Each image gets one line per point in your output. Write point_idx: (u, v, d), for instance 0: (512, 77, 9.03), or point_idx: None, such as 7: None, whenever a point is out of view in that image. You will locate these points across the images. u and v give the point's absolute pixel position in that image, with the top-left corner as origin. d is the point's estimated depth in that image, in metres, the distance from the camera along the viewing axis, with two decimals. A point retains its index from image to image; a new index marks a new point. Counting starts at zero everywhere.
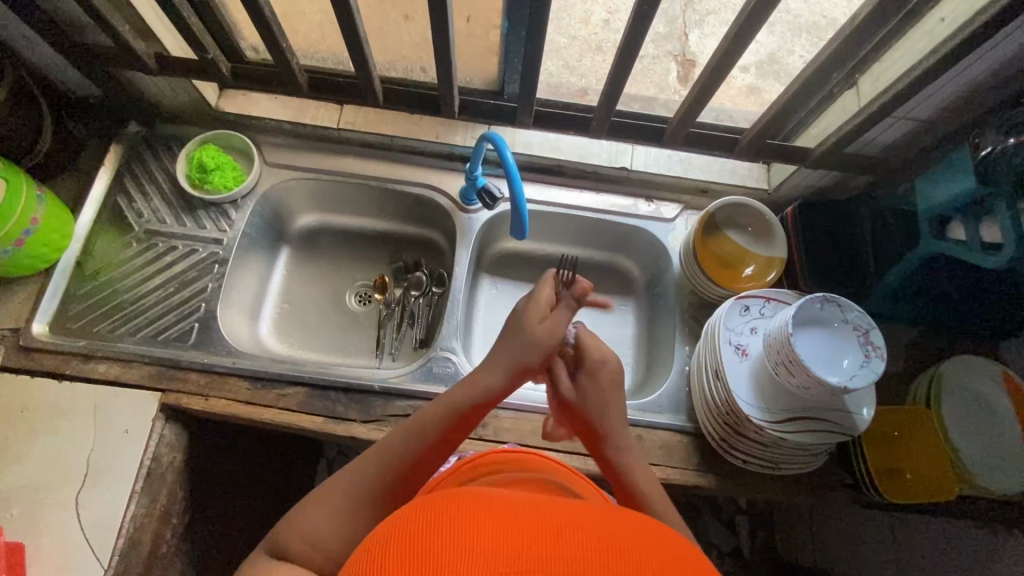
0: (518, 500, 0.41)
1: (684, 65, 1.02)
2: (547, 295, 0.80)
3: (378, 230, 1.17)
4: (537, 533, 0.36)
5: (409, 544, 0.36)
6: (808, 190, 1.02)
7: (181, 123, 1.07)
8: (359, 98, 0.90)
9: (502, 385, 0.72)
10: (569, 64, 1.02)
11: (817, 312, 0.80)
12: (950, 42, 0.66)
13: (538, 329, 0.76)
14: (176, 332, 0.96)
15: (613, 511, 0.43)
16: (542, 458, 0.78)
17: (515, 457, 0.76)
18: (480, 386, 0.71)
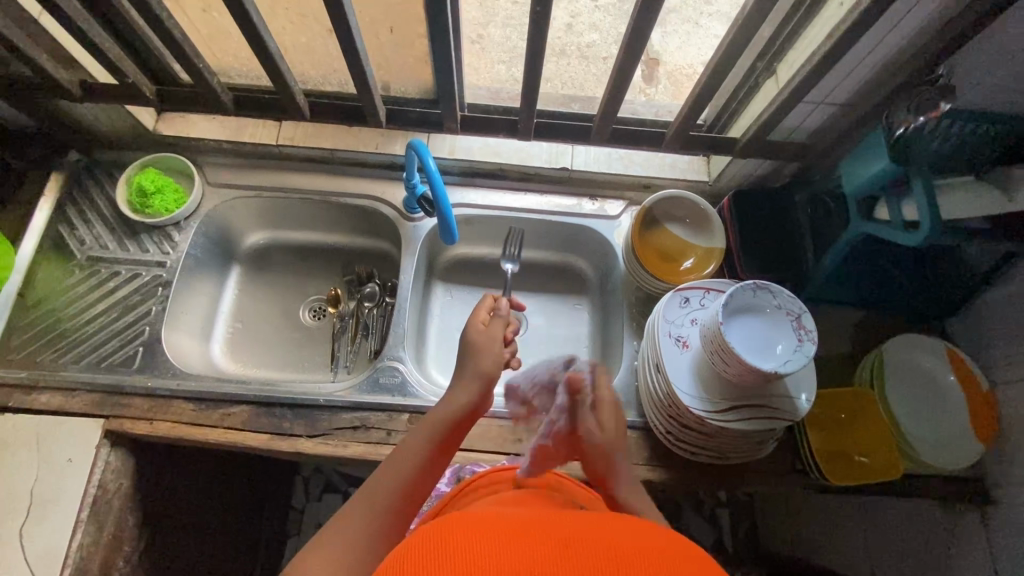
0: (541, 521, 0.47)
1: (648, 64, 1.03)
2: (485, 311, 0.83)
3: (330, 244, 1.18)
4: (562, 541, 0.42)
5: (456, 548, 0.41)
6: (746, 180, 1.03)
7: (121, 149, 1.08)
8: (286, 113, 0.90)
9: (474, 400, 0.74)
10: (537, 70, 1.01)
11: (767, 296, 0.80)
12: (844, 26, 0.68)
13: (476, 335, 0.79)
14: (121, 357, 0.95)
15: (609, 519, 0.48)
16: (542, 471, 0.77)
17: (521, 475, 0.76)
18: (456, 405, 0.73)
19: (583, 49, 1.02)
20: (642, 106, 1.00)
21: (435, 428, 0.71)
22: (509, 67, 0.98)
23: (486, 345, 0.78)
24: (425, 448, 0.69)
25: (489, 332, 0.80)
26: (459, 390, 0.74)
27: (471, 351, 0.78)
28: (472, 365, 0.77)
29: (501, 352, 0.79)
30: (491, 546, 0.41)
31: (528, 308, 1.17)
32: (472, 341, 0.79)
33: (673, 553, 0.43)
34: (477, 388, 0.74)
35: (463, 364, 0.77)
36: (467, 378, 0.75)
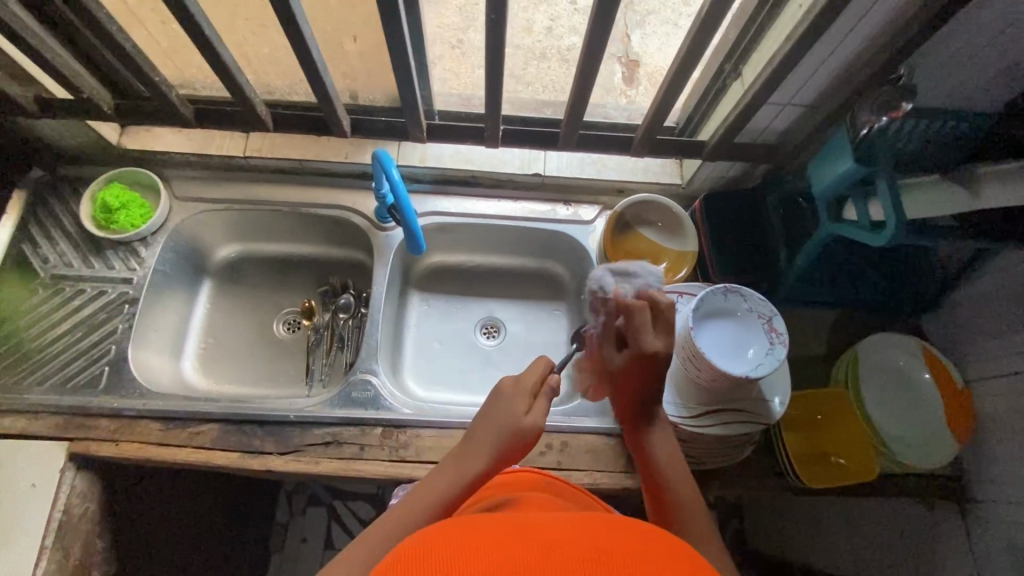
0: (525, 525, 0.46)
1: (628, 66, 1.02)
2: (529, 382, 0.75)
3: (304, 255, 1.16)
4: (545, 543, 0.42)
5: (440, 554, 0.40)
6: (719, 182, 1.03)
7: (86, 165, 1.06)
8: (247, 124, 0.88)
9: (486, 471, 0.69)
10: (514, 74, 1.02)
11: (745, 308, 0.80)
12: (801, 27, 0.68)
13: (517, 412, 0.71)
14: (86, 377, 0.93)
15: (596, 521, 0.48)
16: (540, 475, 0.75)
17: (521, 479, 0.74)
18: (466, 472, 0.68)
19: (564, 52, 1.00)
20: (614, 110, 1.00)
21: (445, 494, 0.65)
22: (479, 73, 0.97)
23: (522, 425, 0.71)
24: (431, 511, 0.63)
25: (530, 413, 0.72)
26: (474, 452, 0.69)
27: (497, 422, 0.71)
28: (496, 437, 0.70)
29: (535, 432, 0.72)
30: (475, 553, 0.40)
31: (506, 315, 1.16)
32: (508, 410, 0.72)
33: (657, 551, 0.42)
34: (490, 459, 0.69)
35: (486, 434, 0.70)
36: (481, 448, 0.69)
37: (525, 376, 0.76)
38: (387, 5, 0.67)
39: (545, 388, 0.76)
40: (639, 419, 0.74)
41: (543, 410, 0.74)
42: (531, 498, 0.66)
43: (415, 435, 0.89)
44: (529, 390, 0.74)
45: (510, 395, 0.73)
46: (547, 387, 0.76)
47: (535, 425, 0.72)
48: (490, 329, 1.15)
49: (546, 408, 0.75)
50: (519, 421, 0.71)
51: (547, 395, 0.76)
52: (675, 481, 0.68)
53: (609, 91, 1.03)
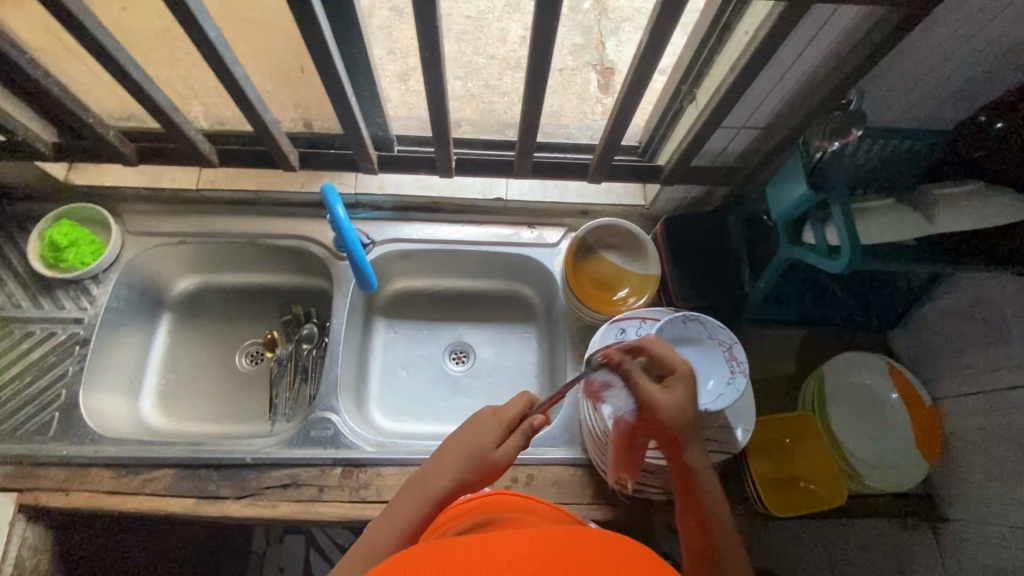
0: (485, 549, 0.45)
1: (603, 73, 0.99)
2: (510, 412, 0.67)
3: (267, 285, 1.13)
4: None
5: None
6: (682, 202, 1.02)
7: (33, 201, 1.02)
8: (192, 160, 0.86)
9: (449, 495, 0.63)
10: (490, 84, 0.99)
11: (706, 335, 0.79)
12: (746, 56, 0.66)
13: (489, 442, 0.64)
14: (35, 424, 0.90)
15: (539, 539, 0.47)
16: (509, 495, 0.73)
17: (499, 499, 0.72)
18: (429, 492, 0.62)
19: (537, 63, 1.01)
20: (577, 130, 0.99)
21: (404, 520, 0.60)
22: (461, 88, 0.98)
23: (488, 457, 0.64)
24: (392, 538, 0.59)
25: (502, 445, 0.65)
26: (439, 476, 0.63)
27: (466, 448, 0.64)
28: (462, 464, 0.63)
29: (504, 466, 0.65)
30: None
31: (475, 339, 1.14)
32: (480, 438, 0.64)
33: None
34: (454, 483, 0.63)
35: (454, 457, 0.64)
36: (447, 467, 0.63)
37: (509, 405, 0.68)
38: (315, 45, 0.66)
39: (527, 423, 0.67)
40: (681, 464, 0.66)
41: (518, 446, 0.66)
42: (510, 519, 0.64)
43: (376, 474, 0.87)
44: (510, 421, 0.67)
45: (487, 422, 0.66)
46: (530, 423, 0.67)
47: (505, 459, 0.64)
48: (459, 354, 1.13)
49: (522, 444, 0.66)
50: (488, 450, 0.64)
51: (526, 433, 0.67)
52: (714, 537, 0.64)
53: (586, 101, 1.00)
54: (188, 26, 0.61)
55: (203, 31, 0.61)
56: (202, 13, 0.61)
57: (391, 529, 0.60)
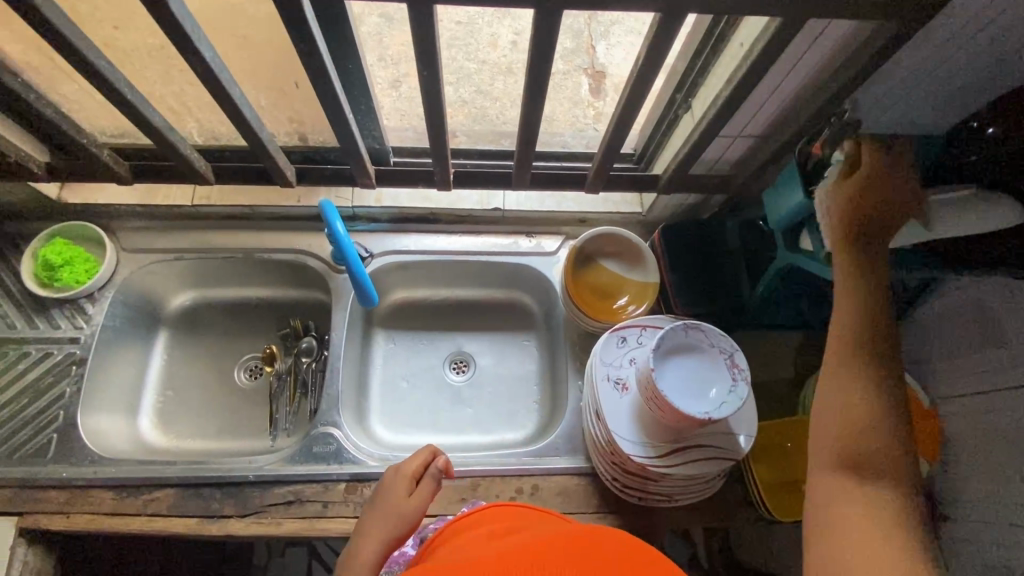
0: None
1: (595, 77, 0.96)
2: (411, 466, 0.78)
3: (264, 299, 1.12)
4: None
5: None
6: (679, 209, 1.02)
7: (24, 220, 1.01)
8: (188, 178, 0.85)
9: (381, 556, 0.70)
10: (482, 90, 0.96)
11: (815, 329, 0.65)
12: (742, 68, 0.67)
13: (401, 497, 0.76)
14: (33, 446, 0.89)
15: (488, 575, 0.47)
16: (518, 506, 0.69)
17: (499, 511, 0.68)
18: (363, 561, 0.69)
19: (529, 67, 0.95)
20: (571, 138, 1.01)
21: None
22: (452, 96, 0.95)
23: (404, 509, 0.74)
24: None
25: (413, 498, 0.75)
26: (369, 545, 0.71)
27: (383, 514, 0.75)
28: (384, 526, 0.73)
29: (419, 516, 0.75)
30: None
31: (475, 349, 1.14)
32: (393, 499, 0.76)
33: None
34: (381, 545, 0.71)
35: (375, 527, 0.74)
36: (372, 536, 0.72)
37: (409, 461, 0.79)
38: (312, 65, 0.66)
39: (430, 470, 0.78)
40: (862, 259, 0.64)
41: (428, 491, 0.76)
42: (497, 532, 0.62)
43: None
44: (413, 474, 0.78)
45: (390, 483, 0.77)
46: (433, 468, 0.78)
47: (419, 507, 0.74)
48: (459, 364, 1.13)
49: (432, 490, 0.77)
50: (402, 508, 0.75)
51: (433, 477, 0.78)
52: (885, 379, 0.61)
53: (577, 105, 0.99)
54: (184, 48, 0.61)
55: (198, 53, 0.61)
56: (197, 35, 0.61)
57: None
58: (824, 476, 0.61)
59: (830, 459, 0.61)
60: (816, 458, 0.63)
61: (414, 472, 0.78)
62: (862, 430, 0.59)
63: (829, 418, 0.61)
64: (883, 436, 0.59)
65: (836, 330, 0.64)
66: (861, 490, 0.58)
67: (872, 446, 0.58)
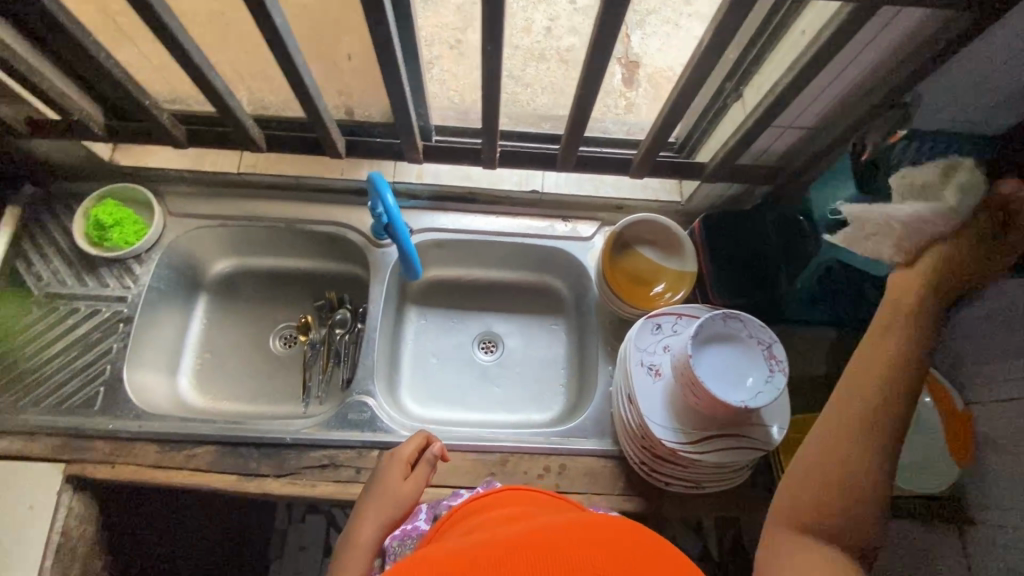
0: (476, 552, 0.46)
1: (628, 67, 0.91)
2: (408, 452, 0.81)
3: (301, 269, 1.15)
4: None
5: None
6: (719, 199, 1.02)
7: (77, 181, 1.04)
8: (241, 144, 0.87)
9: (380, 536, 0.74)
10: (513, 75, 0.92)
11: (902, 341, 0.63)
12: (805, 56, 0.67)
13: (398, 480, 0.78)
14: (81, 398, 0.93)
15: (519, 548, 0.45)
16: (537, 492, 0.71)
17: (512, 495, 0.70)
18: (363, 544, 0.72)
19: (563, 54, 0.88)
20: (612, 124, 0.97)
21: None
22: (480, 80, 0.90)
23: (405, 492, 0.77)
24: None
25: (412, 481, 0.78)
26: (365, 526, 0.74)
27: (381, 496, 0.77)
28: (385, 508, 0.76)
29: (416, 498, 0.78)
30: None
31: (504, 330, 1.16)
32: (389, 483, 0.78)
33: None
34: (379, 527, 0.74)
35: (373, 509, 0.76)
36: (371, 518, 0.75)
37: (405, 446, 0.82)
38: (378, 35, 0.67)
39: (425, 456, 0.81)
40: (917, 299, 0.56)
41: (424, 475, 0.80)
42: (513, 514, 0.62)
43: None
44: (409, 459, 0.81)
45: (387, 466, 0.80)
46: (429, 455, 0.81)
47: (417, 489, 0.78)
48: (488, 344, 1.14)
49: (427, 474, 0.80)
50: (400, 490, 0.77)
51: (427, 463, 0.81)
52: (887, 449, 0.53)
53: (607, 95, 0.95)
54: (257, 12, 0.62)
55: (270, 19, 0.63)
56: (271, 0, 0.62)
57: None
58: (786, 531, 0.53)
59: (807, 512, 0.53)
60: (794, 511, 0.54)
61: (410, 457, 0.81)
62: (852, 488, 0.52)
63: (811, 463, 0.55)
64: (874, 501, 0.52)
65: (858, 363, 0.57)
66: (814, 553, 0.51)
67: (850, 511, 0.52)
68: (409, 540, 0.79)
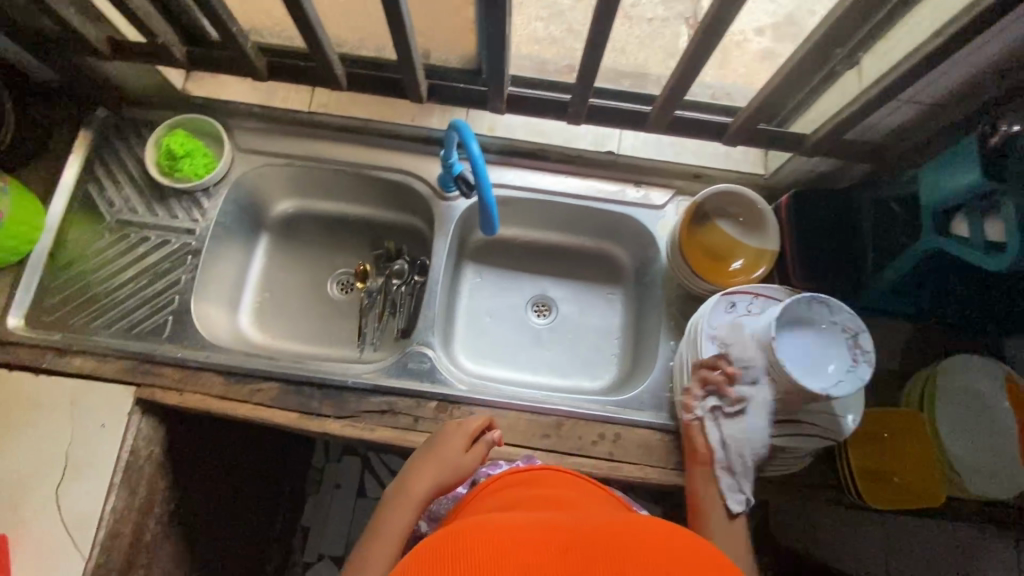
0: (529, 525, 0.48)
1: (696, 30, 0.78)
2: (472, 427, 0.82)
3: (360, 216, 1.14)
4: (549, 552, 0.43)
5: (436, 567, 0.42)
6: (807, 176, 0.96)
7: (148, 107, 1.03)
8: (323, 81, 0.85)
9: (427, 498, 0.74)
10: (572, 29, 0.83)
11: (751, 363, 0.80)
12: (957, 23, 0.61)
13: (460, 451, 0.78)
14: (151, 325, 0.95)
15: (589, 537, 0.45)
16: (571, 475, 0.73)
17: (546, 476, 0.71)
18: (413, 500, 0.73)
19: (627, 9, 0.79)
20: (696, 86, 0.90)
21: (398, 527, 0.70)
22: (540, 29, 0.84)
23: (463, 461, 0.77)
24: (391, 551, 0.68)
25: (471, 455, 0.79)
26: (419, 488, 0.74)
27: (435, 458, 0.77)
28: (439, 471, 0.76)
29: (471, 471, 0.78)
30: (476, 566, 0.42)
31: (558, 294, 1.14)
32: (450, 450, 0.78)
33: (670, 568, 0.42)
34: (431, 487, 0.75)
35: (426, 466, 0.77)
36: (426, 475, 0.76)
37: (470, 421, 0.82)
38: None
39: (484, 437, 0.82)
40: None
41: (479, 455, 0.80)
42: (557, 496, 0.64)
43: (468, 412, 0.90)
44: (470, 433, 0.81)
45: (449, 430, 0.81)
46: (488, 438, 0.82)
47: (473, 463, 0.78)
48: (542, 308, 1.13)
49: (482, 453, 0.81)
50: (456, 457, 0.78)
51: (486, 445, 0.82)
52: None
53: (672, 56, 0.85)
54: None
55: None
56: None
57: (388, 538, 0.69)
58: None
59: None
60: None
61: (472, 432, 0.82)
62: None
63: None
64: None
65: None
66: None
67: None
68: (445, 499, 0.83)
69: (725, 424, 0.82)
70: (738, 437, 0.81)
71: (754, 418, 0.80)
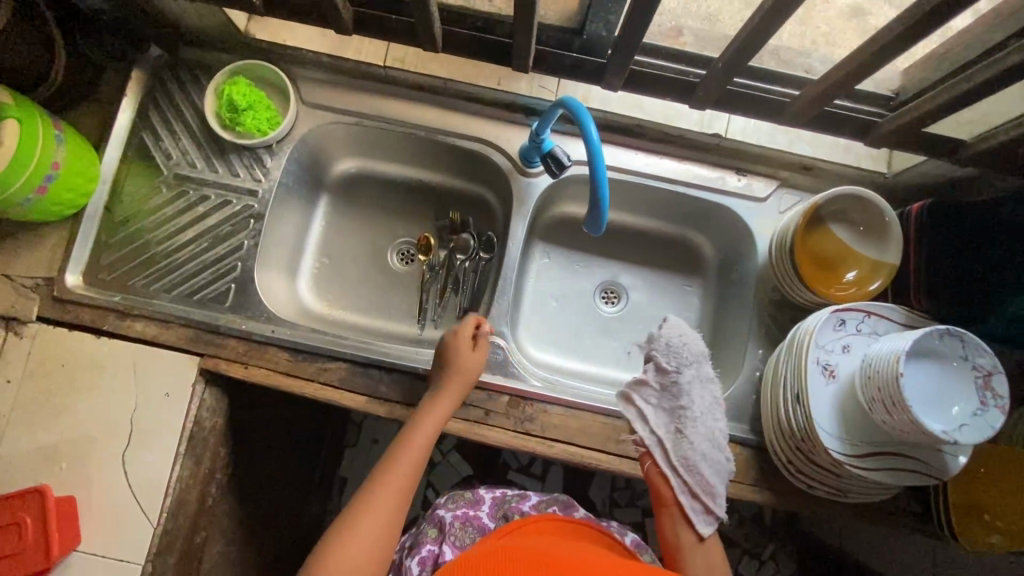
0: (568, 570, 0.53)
1: None
2: (466, 332, 0.84)
3: (425, 181, 1.06)
4: None
5: None
6: (937, 180, 0.86)
7: (205, 48, 0.94)
8: (414, 39, 0.76)
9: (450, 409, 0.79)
10: None
11: (684, 371, 0.75)
12: None
13: (463, 355, 0.82)
14: (214, 292, 0.90)
15: None
16: (597, 530, 0.76)
17: (583, 532, 0.74)
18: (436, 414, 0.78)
19: None
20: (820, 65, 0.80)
21: (424, 439, 0.75)
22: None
23: (473, 362, 0.82)
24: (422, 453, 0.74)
25: (473, 357, 0.83)
26: (436, 413, 0.78)
27: (449, 369, 0.81)
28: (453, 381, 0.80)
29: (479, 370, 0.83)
30: None
31: (631, 282, 1.07)
32: (460, 368, 0.81)
33: None
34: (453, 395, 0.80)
35: (441, 374, 0.81)
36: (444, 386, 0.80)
37: (464, 327, 0.85)
38: None
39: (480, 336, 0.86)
40: None
41: (481, 354, 0.84)
42: (594, 551, 0.67)
43: (542, 409, 0.86)
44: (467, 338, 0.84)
45: (451, 336, 0.84)
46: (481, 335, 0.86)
47: (477, 364, 0.82)
48: (612, 295, 1.07)
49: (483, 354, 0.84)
50: (463, 362, 0.82)
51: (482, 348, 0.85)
52: None
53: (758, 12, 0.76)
54: None
55: None
56: None
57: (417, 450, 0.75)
58: None
59: None
60: None
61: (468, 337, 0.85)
62: None
63: None
64: None
65: None
66: None
67: None
68: (470, 527, 0.80)
69: (671, 447, 0.74)
70: (691, 455, 0.73)
71: (696, 434, 0.73)
